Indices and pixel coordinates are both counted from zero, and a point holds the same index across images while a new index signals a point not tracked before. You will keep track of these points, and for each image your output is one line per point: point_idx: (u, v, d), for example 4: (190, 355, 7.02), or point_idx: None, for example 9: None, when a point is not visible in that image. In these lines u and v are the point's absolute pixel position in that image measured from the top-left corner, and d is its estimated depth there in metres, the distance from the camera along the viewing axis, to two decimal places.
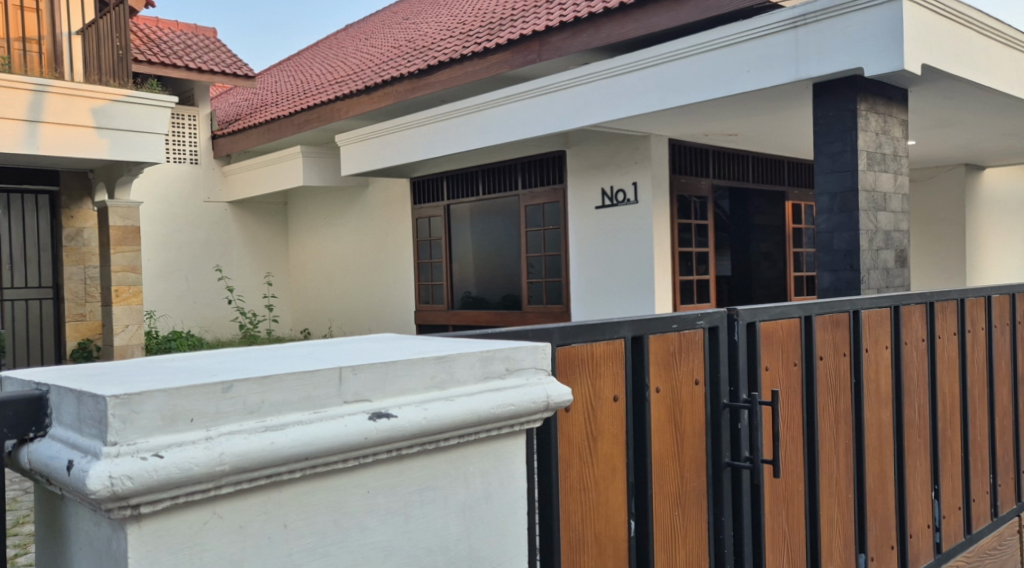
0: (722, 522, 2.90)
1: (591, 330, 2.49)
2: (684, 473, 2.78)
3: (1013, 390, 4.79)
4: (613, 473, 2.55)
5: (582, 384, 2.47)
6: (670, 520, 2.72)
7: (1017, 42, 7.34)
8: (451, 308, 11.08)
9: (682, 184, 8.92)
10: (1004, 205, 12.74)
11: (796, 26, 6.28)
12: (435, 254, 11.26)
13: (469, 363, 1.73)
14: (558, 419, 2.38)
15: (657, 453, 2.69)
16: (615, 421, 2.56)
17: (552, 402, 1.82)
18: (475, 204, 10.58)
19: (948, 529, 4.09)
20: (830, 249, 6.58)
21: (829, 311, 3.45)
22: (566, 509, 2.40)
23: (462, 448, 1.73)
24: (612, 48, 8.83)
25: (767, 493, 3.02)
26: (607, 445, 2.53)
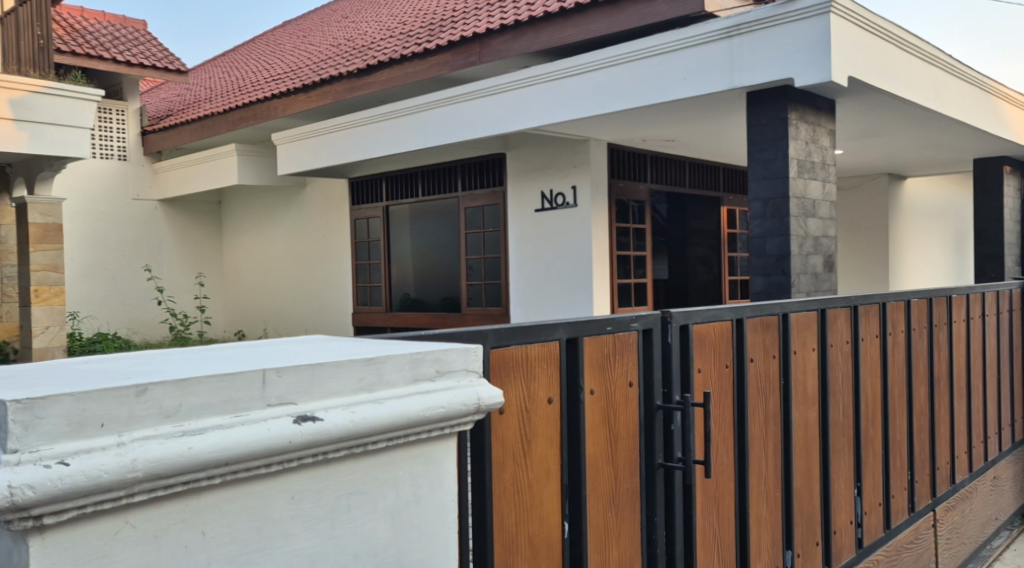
0: (655, 521, 2.92)
1: (526, 332, 2.48)
2: (618, 474, 2.79)
3: (930, 391, 4.94)
4: (547, 476, 2.55)
5: (517, 385, 2.46)
6: (603, 521, 2.72)
7: (934, 59, 7.58)
8: (389, 309, 10.99)
9: (621, 188, 9.00)
10: (925, 213, 13.21)
11: (731, 35, 6.38)
12: (374, 256, 11.17)
13: (398, 364, 1.70)
14: (492, 419, 2.37)
15: (591, 454, 2.70)
16: (549, 422, 2.56)
17: (483, 404, 1.81)
18: (414, 205, 10.52)
19: (870, 525, 4.20)
20: (762, 254, 6.69)
21: (759, 314, 3.51)
22: (499, 511, 2.39)
23: (391, 452, 1.71)
24: (552, 52, 8.87)
25: (698, 493, 3.06)
26: (542, 447, 2.53)
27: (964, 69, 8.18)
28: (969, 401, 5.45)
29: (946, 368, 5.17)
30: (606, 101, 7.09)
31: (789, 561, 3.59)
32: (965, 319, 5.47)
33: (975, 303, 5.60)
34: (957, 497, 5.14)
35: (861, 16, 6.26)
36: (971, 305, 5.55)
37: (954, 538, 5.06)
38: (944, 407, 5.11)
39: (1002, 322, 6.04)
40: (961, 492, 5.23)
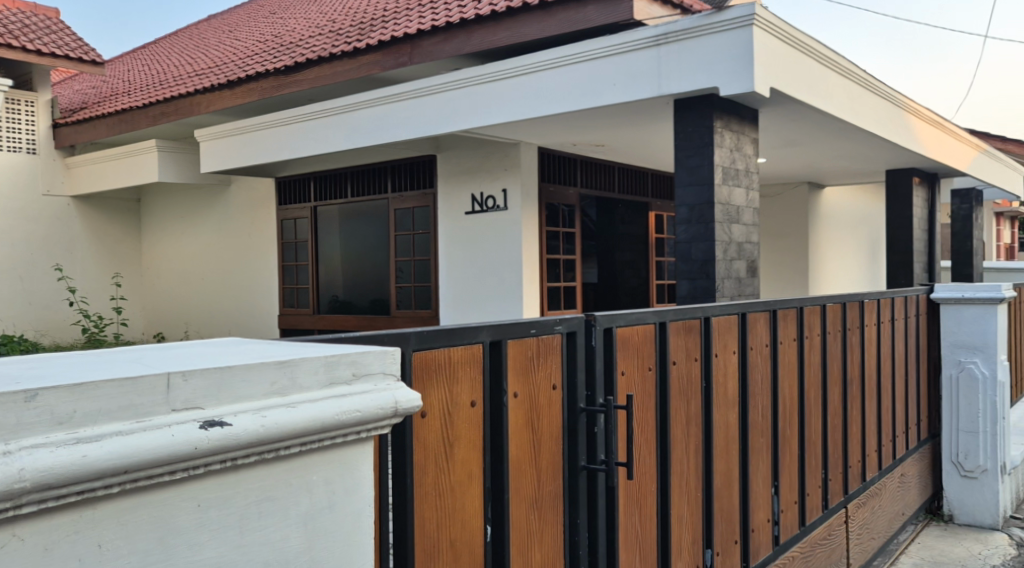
0: (577, 523, 2.93)
1: (449, 334, 2.47)
2: (541, 477, 2.79)
3: (844, 392, 5.08)
4: (469, 478, 2.53)
5: (439, 388, 2.44)
6: (526, 523, 2.72)
7: (849, 72, 7.78)
8: (316, 312, 10.81)
9: (551, 192, 9.05)
10: (842, 221, 13.59)
11: (658, 44, 6.47)
12: (301, 257, 11.01)
13: (312, 368, 1.67)
14: (414, 422, 2.35)
15: (514, 456, 2.69)
16: (472, 425, 2.55)
17: (401, 409, 1.78)
18: (344, 206, 10.40)
19: (786, 523, 4.30)
20: (688, 258, 6.80)
21: (682, 317, 3.56)
22: (421, 515, 2.37)
23: (304, 457, 1.67)
24: (482, 55, 8.87)
25: (620, 494, 3.08)
26: (464, 451, 2.51)
27: (878, 84, 8.45)
28: (880, 401, 5.63)
29: (859, 371, 5.32)
30: (533, 105, 7.12)
31: (708, 560, 3.64)
32: (877, 323, 5.65)
33: (886, 307, 5.79)
34: (866, 495, 5.30)
35: (782, 29, 6.41)
36: (882, 309, 5.73)
37: (864, 533, 5.22)
38: (857, 407, 5.26)
39: (911, 326, 6.26)
40: (871, 490, 5.39)
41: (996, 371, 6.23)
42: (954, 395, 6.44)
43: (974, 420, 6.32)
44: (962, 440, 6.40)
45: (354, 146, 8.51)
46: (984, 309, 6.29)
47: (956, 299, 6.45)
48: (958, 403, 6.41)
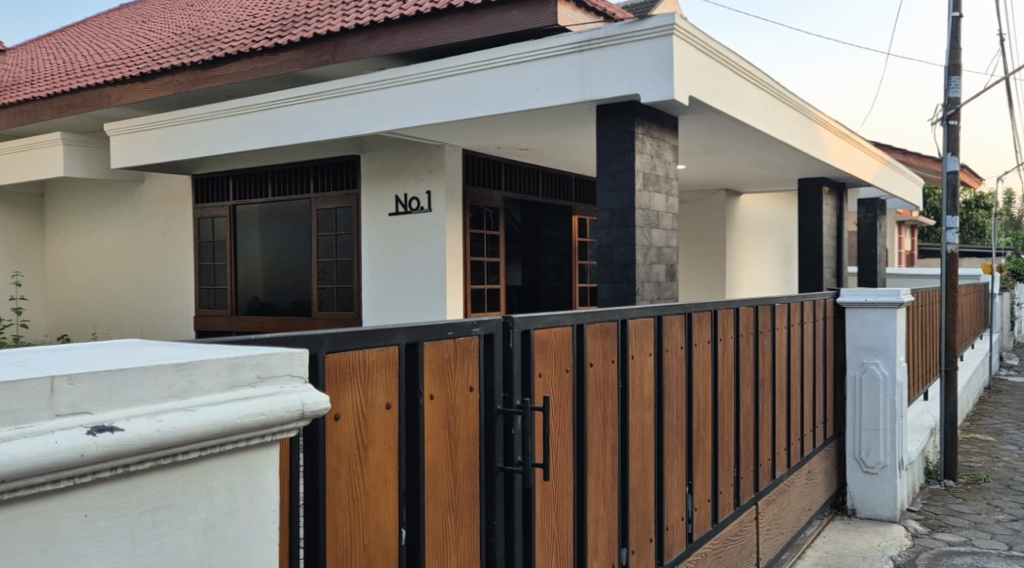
0: (494, 525, 2.91)
1: (363, 337, 2.43)
2: (457, 479, 2.77)
3: (756, 394, 5.20)
4: (383, 482, 2.49)
5: (353, 391, 2.40)
6: (442, 525, 2.70)
7: (764, 83, 7.98)
8: (234, 313, 10.56)
9: (475, 195, 9.04)
10: (757, 228, 13.94)
11: (581, 50, 6.51)
12: (219, 257, 10.77)
13: (214, 370, 1.62)
14: (326, 426, 2.30)
15: (430, 459, 2.66)
16: (387, 428, 2.51)
17: (308, 411, 1.75)
18: (263, 205, 10.22)
19: (700, 521, 4.37)
20: (610, 262, 6.87)
21: (600, 319, 3.58)
22: (334, 520, 2.32)
23: (204, 462, 1.61)
24: (407, 55, 8.82)
25: (537, 495, 3.08)
26: (379, 453, 2.48)
27: (791, 95, 8.70)
28: (790, 401, 5.78)
29: (770, 373, 5.45)
30: (457, 106, 7.10)
31: (624, 559, 3.67)
32: (788, 327, 5.80)
33: (796, 311, 5.95)
34: (776, 492, 5.43)
35: (701, 40, 6.53)
36: (793, 312, 5.89)
37: (774, 529, 5.35)
38: (768, 408, 5.38)
39: (819, 329, 6.44)
40: (780, 487, 5.53)
41: (896, 371, 6.49)
42: (857, 395, 6.66)
43: (875, 418, 6.57)
44: (865, 438, 6.63)
45: (273, 144, 8.35)
46: (885, 313, 6.53)
47: (859, 303, 6.63)
48: (860, 401, 6.63)
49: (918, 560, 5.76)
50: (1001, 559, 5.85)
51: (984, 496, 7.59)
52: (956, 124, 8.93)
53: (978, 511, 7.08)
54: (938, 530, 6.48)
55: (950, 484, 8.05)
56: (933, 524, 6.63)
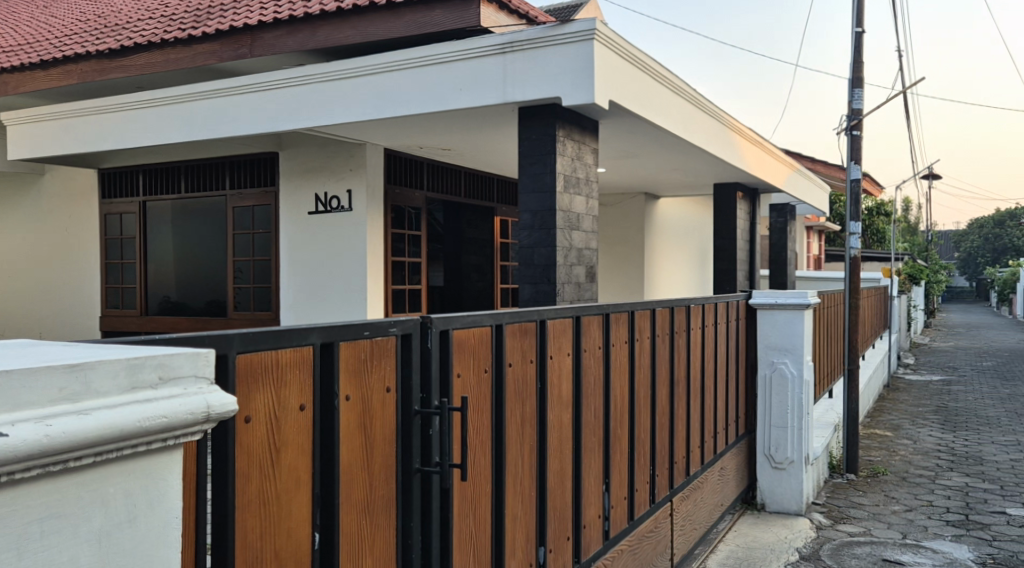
0: (410, 526, 3.08)
1: (275, 338, 2.56)
2: (373, 482, 2.92)
3: (672, 392, 5.52)
4: (297, 485, 2.63)
5: (265, 392, 2.53)
6: (357, 527, 2.84)
7: (681, 90, 8.36)
8: (144, 313, 10.43)
9: (396, 194, 9.22)
10: (673, 231, 14.38)
11: (504, 52, 6.76)
12: (127, 255, 10.60)
13: (111, 372, 1.72)
14: (237, 427, 2.43)
15: (345, 460, 2.80)
16: (301, 430, 2.65)
17: (213, 412, 1.87)
18: (175, 202, 10.19)
19: (616, 519, 4.66)
20: (530, 264, 7.12)
21: (518, 320, 3.80)
22: (243, 527, 2.45)
23: (100, 467, 1.72)
24: (326, 52, 8.95)
25: (455, 496, 3.26)
26: (291, 457, 2.61)
27: (706, 102, 9.10)
28: (704, 400, 6.13)
29: (684, 373, 5.77)
30: (379, 106, 7.26)
31: (541, 557, 3.92)
32: (701, 328, 6.13)
33: (709, 313, 6.29)
34: (690, 488, 5.78)
35: (620, 46, 6.86)
36: (706, 314, 6.23)
37: (687, 525, 5.71)
38: (682, 407, 5.71)
39: (732, 330, 6.80)
40: (694, 483, 5.87)
41: (803, 371, 6.91)
42: (767, 393, 7.07)
43: (784, 416, 6.98)
44: (774, 435, 7.04)
45: (187, 140, 8.28)
46: (793, 314, 6.94)
47: (770, 304, 7.00)
48: (770, 399, 7.04)
49: (821, 551, 6.19)
50: (897, 547, 6.31)
51: (882, 488, 8.09)
52: (859, 134, 9.46)
53: (876, 502, 7.56)
54: (840, 521, 6.94)
55: (852, 477, 8.54)
56: (836, 516, 7.08)
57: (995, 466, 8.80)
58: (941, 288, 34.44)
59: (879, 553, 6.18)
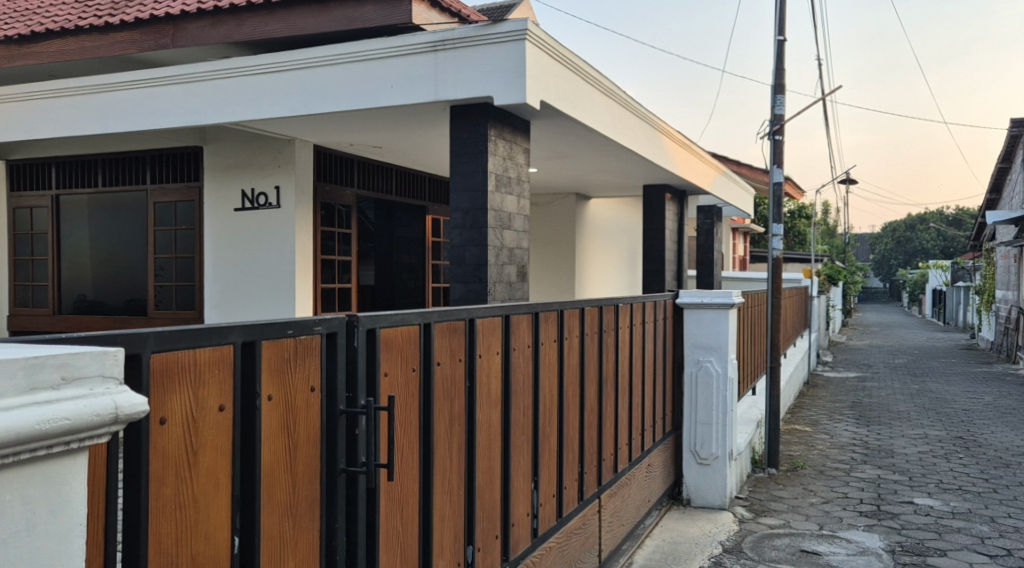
0: (335, 527, 3.12)
1: (191, 337, 2.61)
2: (296, 483, 2.97)
3: (599, 390, 5.68)
4: (216, 488, 2.68)
5: (181, 394, 2.58)
6: (279, 530, 2.89)
7: (611, 92, 8.57)
8: (57, 312, 10.12)
9: (326, 192, 9.25)
10: (603, 231, 14.64)
11: (436, 50, 6.85)
12: (39, 251, 10.24)
13: (12, 375, 1.88)
14: (151, 429, 2.48)
15: (267, 461, 2.85)
16: (220, 431, 2.70)
17: (120, 413, 2.05)
18: (92, 196, 9.94)
19: (544, 516, 4.81)
20: (462, 262, 7.22)
21: (446, 319, 3.86)
22: (157, 532, 2.50)
23: (5, 469, 1.89)
24: (252, 45, 8.92)
25: (382, 497, 3.31)
26: (209, 459, 2.66)
27: (636, 105, 9.33)
28: (631, 398, 6.31)
29: (613, 371, 5.95)
30: (308, 102, 7.26)
31: (469, 555, 4.01)
32: (629, 326, 6.31)
33: (637, 312, 6.47)
34: (618, 485, 5.96)
35: (552, 46, 7.02)
36: (634, 313, 6.41)
37: (614, 521, 5.88)
38: (610, 404, 5.89)
39: (659, 328, 7.00)
40: (621, 480, 6.05)
41: (728, 368, 7.15)
42: (693, 390, 7.30)
43: (709, 413, 7.24)
44: (699, 431, 7.28)
45: (102, 132, 8.03)
46: (719, 313, 7.18)
47: (697, 304, 7.24)
48: (696, 396, 7.28)
49: (743, 543, 6.46)
50: (814, 538, 6.61)
51: (801, 482, 8.41)
52: (781, 139, 9.81)
53: (795, 495, 7.87)
54: (761, 514, 7.22)
55: (774, 472, 8.85)
56: (757, 509, 7.36)
57: (906, 459, 9.22)
58: (858, 289, 35.65)
59: (796, 544, 6.46)
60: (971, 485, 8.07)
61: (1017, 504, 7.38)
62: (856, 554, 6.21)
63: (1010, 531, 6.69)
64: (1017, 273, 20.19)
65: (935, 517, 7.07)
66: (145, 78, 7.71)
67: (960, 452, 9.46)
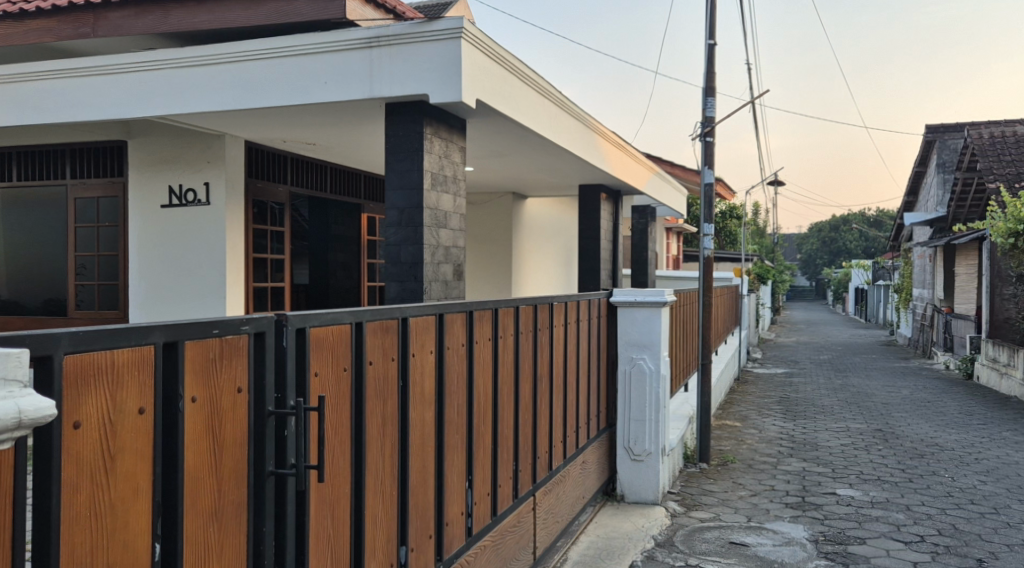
0: (263, 531, 3.12)
1: (108, 338, 2.61)
2: (222, 487, 2.96)
3: (534, 388, 5.75)
4: (135, 493, 2.68)
5: (96, 397, 2.58)
6: (203, 535, 2.89)
7: (547, 92, 8.66)
8: None
9: (258, 188, 9.17)
10: (540, 229, 14.74)
11: (371, 47, 6.86)
12: None
13: None
14: (62, 434, 2.49)
15: (190, 465, 2.85)
16: (139, 435, 2.69)
17: (23, 417, 2.20)
18: (8, 191, 9.64)
19: (478, 515, 4.86)
20: (397, 261, 7.21)
21: (378, 319, 3.87)
22: (70, 540, 2.50)
23: None
24: (179, 37, 8.77)
25: (312, 499, 3.31)
26: (128, 464, 2.66)
27: (571, 105, 9.45)
28: (566, 395, 6.40)
29: (548, 369, 6.03)
30: (238, 97, 7.18)
31: (402, 556, 4.04)
32: (564, 325, 6.40)
33: (572, 311, 6.55)
34: (552, 483, 6.05)
35: (487, 45, 7.08)
36: (569, 311, 6.50)
37: (549, 518, 5.96)
38: (545, 401, 5.97)
39: (594, 327, 7.10)
40: (556, 478, 6.13)
41: (660, 366, 7.31)
42: (626, 387, 7.42)
43: (642, 410, 7.37)
44: (632, 428, 7.41)
45: (20, 124, 7.80)
46: (652, 312, 7.31)
47: (629, 302, 7.34)
48: (629, 393, 7.40)
49: (675, 537, 6.62)
50: (743, 530, 6.78)
51: (731, 475, 8.61)
52: (712, 141, 10.01)
53: (725, 489, 8.06)
54: (693, 508, 7.39)
55: (704, 466, 9.03)
56: (689, 503, 7.53)
57: (829, 451, 9.53)
58: (785, 287, 36.56)
59: (726, 536, 6.62)
60: (889, 475, 8.38)
61: (930, 493, 7.67)
62: (781, 545, 6.39)
63: (923, 518, 6.97)
64: (932, 271, 21.04)
65: (856, 507, 7.32)
66: (67, 69, 7.52)
67: (879, 444, 9.81)
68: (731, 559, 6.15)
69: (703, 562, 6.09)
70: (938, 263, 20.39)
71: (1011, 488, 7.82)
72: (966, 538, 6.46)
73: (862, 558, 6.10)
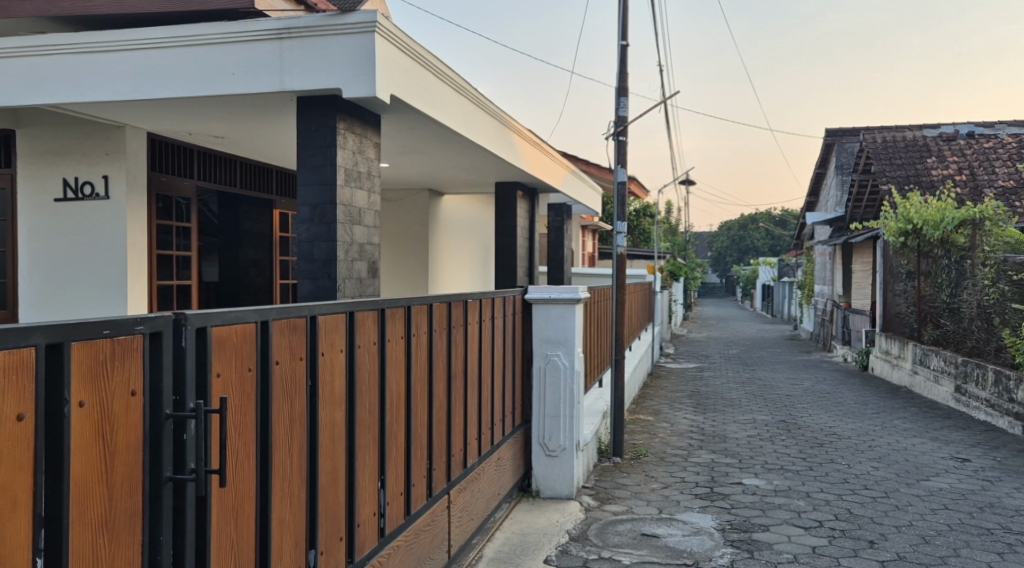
0: (160, 541, 3.03)
1: None
2: (112, 496, 2.86)
3: (448, 385, 5.73)
4: (13, 505, 2.58)
5: None
6: (92, 547, 2.80)
7: (462, 88, 8.63)
8: None
9: (162, 182, 8.92)
10: (457, 226, 14.70)
11: (281, 38, 6.73)
12: None
13: None
14: None
15: (77, 474, 2.76)
16: (18, 442, 2.60)
17: None
18: None
19: (391, 516, 4.82)
20: (310, 258, 7.10)
21: (285, 317, 3.81)
22: None
23: None
24: (74, 22, 8.44)
25: (213, 505, 3.23)
26: (5, 474, 2.56)
27: (486, 103, 9.45)
28: (481, 392, 6.40)
29: (461, 367, 6.01)
30: (139, 86, 6.95)
31: (311, 559, 3.98)
32: (479, 320, 6.41)
33: (486, 308, 6.56)
34: (467, 480, 6.04)
35: (400, 40, 7.02)
36: (483, 309, 6.49)
37: (463, 516, 5.95)
38: (460, 398, 5.96)
39: (508, 323, 7.11)
40: (470, 476, 6.13)
41: (574, 362, 7.38)
42: (541, 384, 7.45)
43: (557, 406, 7.43)
44: (547, 424, 7.45)
45: None
46: (565, 309, 7.36)
47: (544, 299, 7.37)
48: (544, 389, 7.44)
49: (589, 531, 6.67)
50: (654, 522, 6.90)
51: (643, 469, 8.75)
52: (625, 139, 10.14)
53: (638, 482, 8.19)
54: (606, 502, 7.47)
55: (618, 460, 9.15)
56: (602, 497, 7.60)
57: (737, 443, 9.76)
58: (695, 285, 37.29)
59: (637, 528, 6.73)
60: (792, 464, 8.64)
61: (830, 480, 7.94)
62: (690, 535, 6.54)
63: (822, 504, 7.21)
64: (833, 270, 21.79)
65: (760, 496, 7.53)
66: None
67: (784, 435, 10.10)
68: (643, 550, 6.25)
69: (614, 555, 6.16)
70: (838, 261, 21.11)
71: (901, 473, 8.16)
72: (861, 522, 6.70)
73: (765, 545, 6.26)
